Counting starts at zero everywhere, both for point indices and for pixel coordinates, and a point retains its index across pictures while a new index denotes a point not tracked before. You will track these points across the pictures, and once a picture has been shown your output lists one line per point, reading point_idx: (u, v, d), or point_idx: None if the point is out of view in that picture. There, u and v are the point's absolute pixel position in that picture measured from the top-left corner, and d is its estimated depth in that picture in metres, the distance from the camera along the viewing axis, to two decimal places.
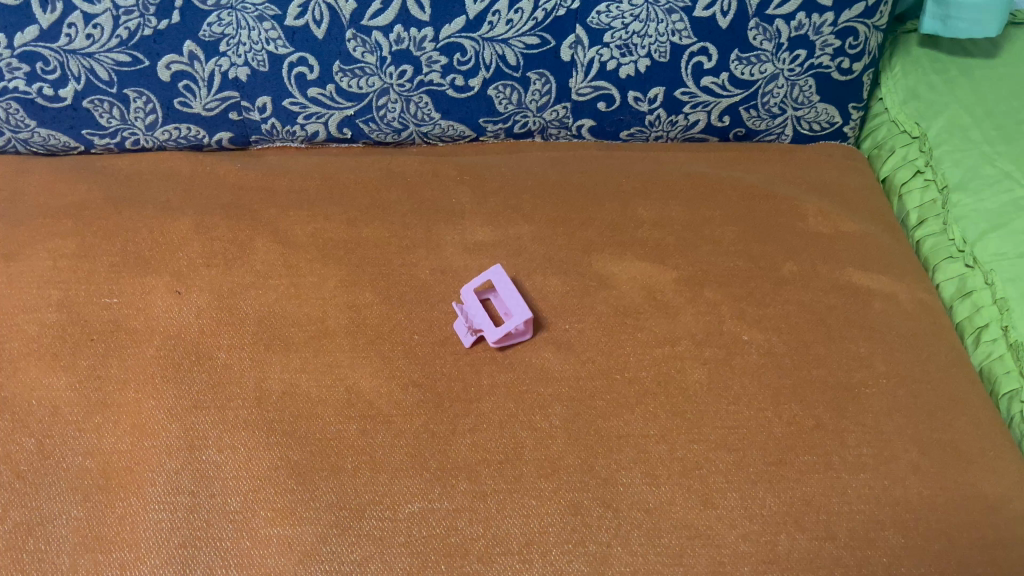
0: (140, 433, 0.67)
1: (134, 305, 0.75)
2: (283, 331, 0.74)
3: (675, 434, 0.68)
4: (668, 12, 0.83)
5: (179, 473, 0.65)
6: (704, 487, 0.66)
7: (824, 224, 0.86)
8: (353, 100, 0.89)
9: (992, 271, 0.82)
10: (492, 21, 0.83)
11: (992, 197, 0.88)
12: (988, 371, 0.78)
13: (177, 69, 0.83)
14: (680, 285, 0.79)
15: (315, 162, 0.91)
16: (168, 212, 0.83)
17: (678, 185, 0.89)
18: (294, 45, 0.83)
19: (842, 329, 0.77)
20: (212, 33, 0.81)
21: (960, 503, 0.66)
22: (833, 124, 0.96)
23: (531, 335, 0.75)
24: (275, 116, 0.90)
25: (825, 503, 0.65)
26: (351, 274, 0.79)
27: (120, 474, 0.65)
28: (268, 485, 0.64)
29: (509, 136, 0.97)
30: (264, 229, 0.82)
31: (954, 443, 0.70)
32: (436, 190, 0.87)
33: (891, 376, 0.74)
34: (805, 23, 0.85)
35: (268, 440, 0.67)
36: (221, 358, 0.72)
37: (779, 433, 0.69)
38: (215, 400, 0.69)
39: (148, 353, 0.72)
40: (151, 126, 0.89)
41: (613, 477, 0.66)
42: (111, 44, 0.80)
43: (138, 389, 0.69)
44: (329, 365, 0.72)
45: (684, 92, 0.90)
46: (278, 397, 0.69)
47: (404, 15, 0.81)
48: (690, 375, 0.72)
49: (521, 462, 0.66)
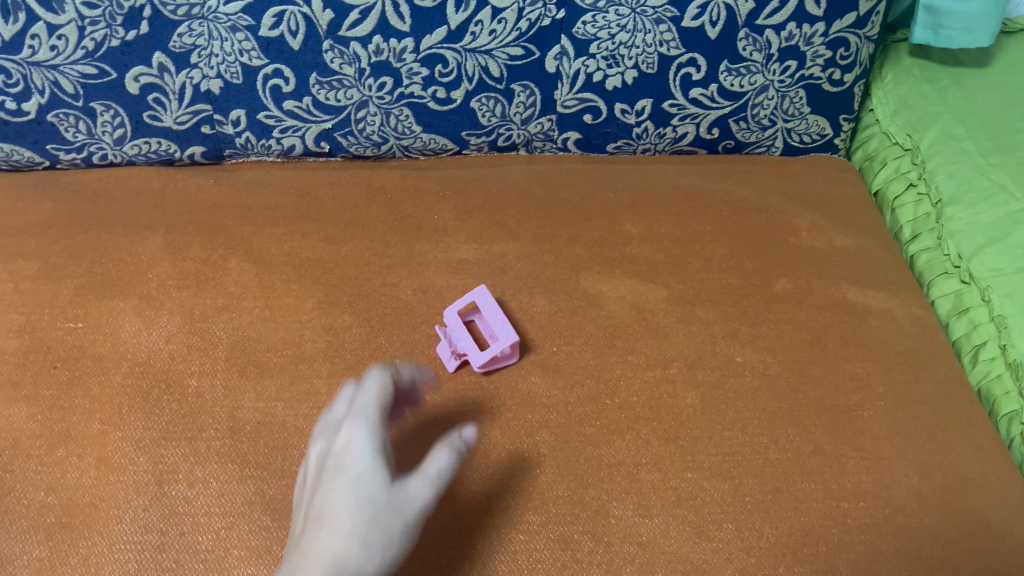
0: (106, 468, 0.63)
1: (101, 329, 0.71)
2: (258, 356, 0.71)
3: (668, 462, 0.66)
4: (656, 22, 0.80)
5: (148, 509, 0.61)
6: (699, 518, 0.63)
7: (817, 239, 0.84)
8: (331, 113, 0.86)
9: (989, 287, 0.80)
10: (474, 32, 0.80)
11: (988, 210, 0.85)
12: (987, 390, 0.76)
13: (146, 81, 0.80)
14: (670, 304, 0.77)
15: (291, 177, 0.87)
16: (137, 231, 0.79)
17: (667, 200, 0.87)
18: (269, 57, 0.80)
19: (838, 349, 0.74)
20: (182, 44, 0.78)
21: (964, 530, 0.63)
22: (824, 136, 0.94)
23: (518, 358, 0.72)
24: (249, 130, 0.87)
25: (824, 534, 0.63)
26: (329, 295, 0.75)
27: (84, 511, 0.61)
28: (242, 522, 0.61)
29: (493, 149, 0.94)
30: (238, 249, 0.79)
31: (955, 467, 0.67)
32: (417, 206, 0.84)
33: (890, 398, 0.71)
34: (796, 33, 0.82)
35: (242, 473, 0.63)
36: (192, 386, 0.68)
37: (776, 459, 0.66)
38: (186, 431, 0.65)
39: (115, 381, 0.68)
40: (119, 140, 0.86)
41: (604, 509, 0.63)
42: (77, 56, 0.77)
43: (104, 420, 0.66)
44: (307, 392, 0.68)
45: (672, 104, 0.88)
46: (252, 427, 0.66)
47: (383, 26, 0.78)
48: (683, 400, 0.70)
49: (509, 494, 0.63)
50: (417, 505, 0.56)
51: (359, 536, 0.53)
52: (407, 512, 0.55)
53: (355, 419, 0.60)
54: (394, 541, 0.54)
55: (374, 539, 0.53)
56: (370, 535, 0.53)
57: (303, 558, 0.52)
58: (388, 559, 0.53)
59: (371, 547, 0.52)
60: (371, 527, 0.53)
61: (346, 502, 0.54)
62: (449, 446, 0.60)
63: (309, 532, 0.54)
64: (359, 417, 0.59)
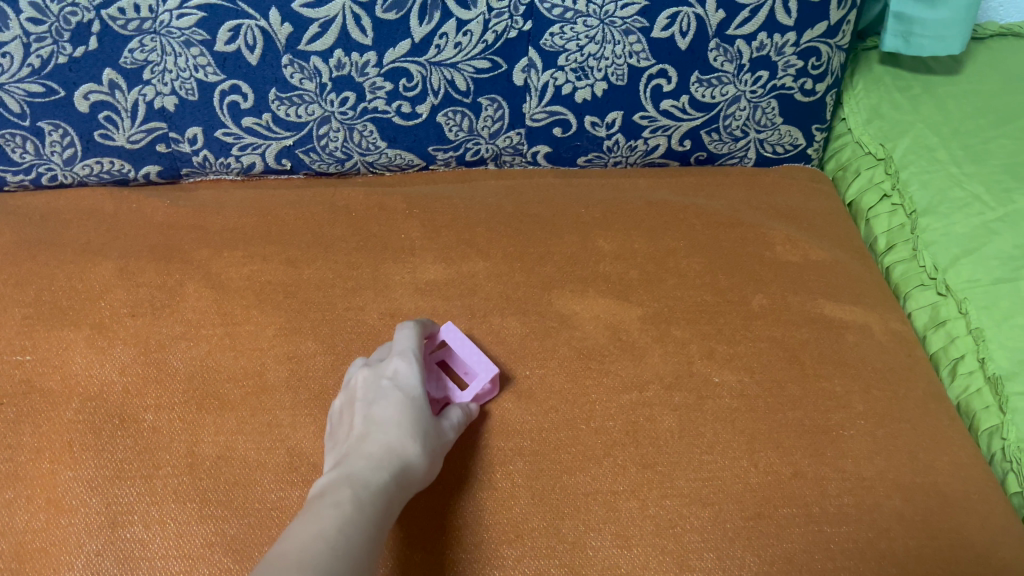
0: (55, 510, 0.60)
1: (50, 362, 0.68)
2: (218, 387, 0.67)
3: (646, 489, 0.64)
4: (625, 33, 0.79)
5: (101, 554, 0.58)
6: (679, 548, 0.60)
7: (792, 252, 0.83)
8: (292, 129, 0.83)
9: (966, 299, 0.79)
10: (439, 44, 0.77)
11: (962, 220, 0.84)
12: (966, 405, 0.75)
13: (97, 99, 0.77)
14: (645, 323, 0.75)
15: (252, 197, 0.84)
16: (90, 256, 0.76)
17: (640, 213, 0.85)
18: (225, 72, 0.77)
19: (817, 367, 0.73)
20: (134, 60, 0.75)
21: (949, 553, 0.62)
22: (796, 147, 0.93)
23: (498, 392, 0.68)
24: (207, 148, 0.84)
25: (808, 560, 0.61)
26: (292, 321, 0.73)
27: (32, 557, 0.57)
28: (201, 565, 0.58)
29: (461, 164, 0.92)
30: (196, 273, 0.76)
31: (937, 487, 0.66)
32: (383, 224, 0.82)
33: (870, 416, 0.70)
34: (767, 43, 0.81)
35: (201, 512, 0.60)
36: (148, 421, 0.65)
37: (756, 483, 0.64)
38: (141, 469, 0.62)
39: (65, 417, 0.65)
40: (70, 160, 0.82)
41: (581, 541, 0.61)
42: (23, 74, 0.73)
43: (53, 460, 0.62)
44: (269, 424, 0.65)
45: (643, 116, 0.86)
46: (211, 463, 0.63)
47: (344, 39, 0.76)
48: (660, 424, 0.68)
49: (482, 528, 0.61)
50: (452, 439, 0.61)
51: (419, 440, 0.57)
52: (444, 442, 0.60)
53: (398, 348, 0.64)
54: (437, 459, 0.58)
55: (427, 447, 0.57)
56: (425, 443, 0.57)
57: (362, 446, 0.55)
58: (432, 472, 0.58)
59: (426, 455, 0.57)
60: (425, 437, 0.58)
61: (405, 410, 0.59)
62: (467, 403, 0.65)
63: (367, 427, 0.57)
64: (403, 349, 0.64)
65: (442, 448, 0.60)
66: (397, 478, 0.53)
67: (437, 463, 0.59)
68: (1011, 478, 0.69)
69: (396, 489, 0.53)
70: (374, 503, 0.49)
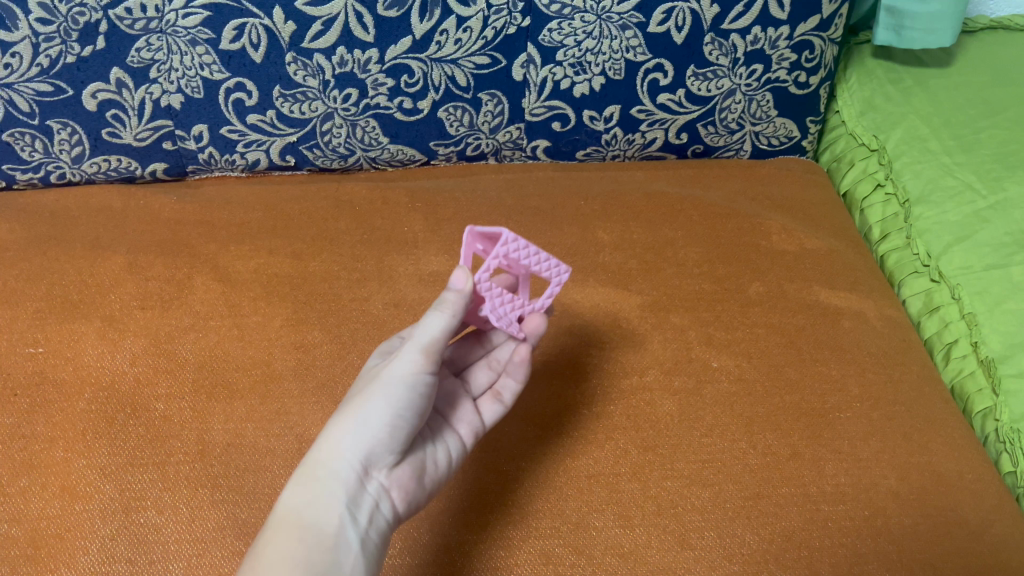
0: (70, 497, 0.61)
1: (61, 354, 0.69)
2: (227, 377, 0.69)
3: (647, 471, 0.65)
4: (622, 28, 0.80)
5: (116, 538, 0.59)
6: (680, 528, 0.62)
7: (788, 241, 0.84)
8: (296, 126, 0.85)
9: (959, 285, 0.80)
10: (439, 41, 0.79)
11: (955, 208, 0.86)
12: (960, 388, 0.76)
13: (104, 98, 0.78)
14: (645, 311, 0.76)
15: (257, 193, 0.86)
16: (100, 252, 0.77)
17: (638, 205, 0.87)
18: (230, 70, 0.79)
19: (813, 352, 0.74)
20: (141, 59, 0.76)
21: (943, 530, 0.63)
22: (792, 139, 0.95)
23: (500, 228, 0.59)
24: (212, 145, 0.85)
25: (806, 538, 0.62)
26: (298, 312, 0.74)
27: (48, 542, 0.58)
28: (214, 548, 0.59)
29: (462, 158, 0.93)
30: (203, 267, 0.77)
31: (931, 467, 0.67)
32: (387, 218, 0.84)
33: (866, 399, 0.71)
34: (761, 37, 0.83)
35: (213, 497, 0.62)
36: (159, 410, 0.66)
37: (755, 464, 0.66)
38: (153, 456, 0.64)
39: (77, 407, 0.66)
40: (78, 158, 0.83)
41: (584, 521, 0.62)
42: (32, 73, 0.75)
43: (67, 448, 0.63)
44: (278, 412, 0.67)
45: (640, 110, 0.88)
46: (222, 449, 0.64)
47: (347, 36, 0.77)
48: (661, 407, 0.69)
49: (487, 510, 0.62)
50: (397, 366, 0.55)
51: (339, 412, 0.56)
52: (386, 377, 0.55)
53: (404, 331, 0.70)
54: (367, 408, 0.54)
55: (348, 412, 0.55)
56: (345, 408, 0.55)
57: None
58: (371, 424, 0.54)
59: (346, 420, 0.55)
60: (346, 404, 0.56)
61: (353, 391, 0.59)
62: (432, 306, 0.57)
63: None
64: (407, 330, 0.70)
65: (374, 389, 0.55)
66: (308, 471, 0.54)
67: (372, 411, 0.54)
68: (1005, 458, 0.70)
69: (306, 482, 0.53)
70: (267, 523, 0.52)
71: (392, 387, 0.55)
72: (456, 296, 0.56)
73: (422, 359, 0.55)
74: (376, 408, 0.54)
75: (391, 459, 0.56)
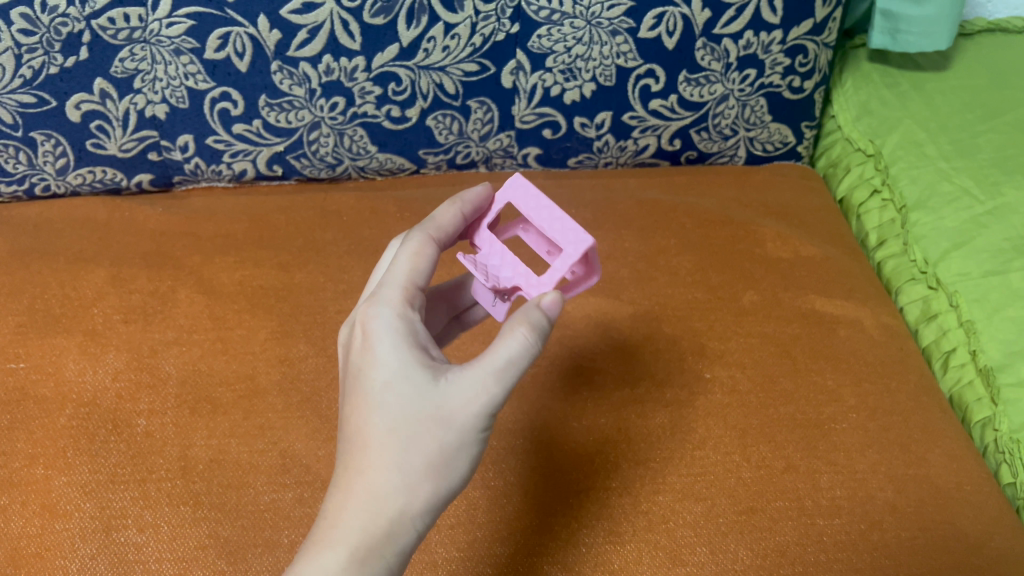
0: (50, 515, 0.59)
1: (43, 369, 0.68)
2: (211, 392, 0.68)
3: (638, 486, 0.63)
4: (612, 34, 0.79)
5: (96, 558, 0.58)
6: (672, 544, 0.60)
7: (783, 248, 0.83)
8: (282, 135, 0.84)
9: (957, 293, 0.79)
10: (427, 48, 0.78)
11: (952, 214, 0.84)
12: (959, 398, 0.75)
13: (88, 109, 0.77)
14: (636, 320, 0.75)
15: (245, 204, 0.85)
16: (85, 265, 0.76)
17: (631, 212, 0.86)
18: (215, 80, 0.78)
19: (808, 362, 0.73)
20: (125, 69, 0.75)
21: (940, 545, 0.62)
22: (787, 144, 0.93)
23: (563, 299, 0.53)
24: (198, 155, 0.84)
25: (800, 554, 0.60)
26: (283, 324, 0.73)
27: (28, 562, 0.57)
28: (196, 566, 0.58)
29: (452, 167, 0.92)
30: (188, 279, 0.76)
31: (929, 478, 0.66)
32: (375, 228, 0.83)
33: (862, 409, 0.70)
34: (753, 41, 0.82)
35: (195, 515, 0.60)
36: (141, 426, 0.65)
37: (749, 477, 0.64)
38: (135, 473, 0.62)
39: (58, 423, 0.65)
40: (62, 170, 0.82)
41: (574, 537, 0.61)
42: (15, 85, 0.74)
43: (47, 465, 0.62)
44: (262, 427, 0.66)
45: (632, 116, 0.87)
46: (205, 466, 0.63)
47: (333, 44, 0.76)
48: (652, 420, 0.68)
49: (475, 526, 0.61)
50: (484, 415, 0.49)
51: (398, 467, 0.48)
52: (470, 427, 0.49)
53: (403, 284, 0.54)
54: (449, 466, 0.49)
55: (421, 474, 0.48)
56: (413, 469, 0.48)
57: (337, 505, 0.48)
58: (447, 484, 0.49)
59: (421, 483, 0.48)
60: (414, 457, 0.48)
61: (384, 424, 0.49)
62: (506, 330, 0.50)
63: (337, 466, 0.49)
64: (403, 283, 0.54)
65: (459, 440, 0.49)
66: (371, 549, 0.47)
67: (453, 469, 0.49)
68: (1005, 468, 0.69)
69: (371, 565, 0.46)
70: None
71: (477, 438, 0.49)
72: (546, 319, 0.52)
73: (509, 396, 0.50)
74: (458, 462, 0.49)
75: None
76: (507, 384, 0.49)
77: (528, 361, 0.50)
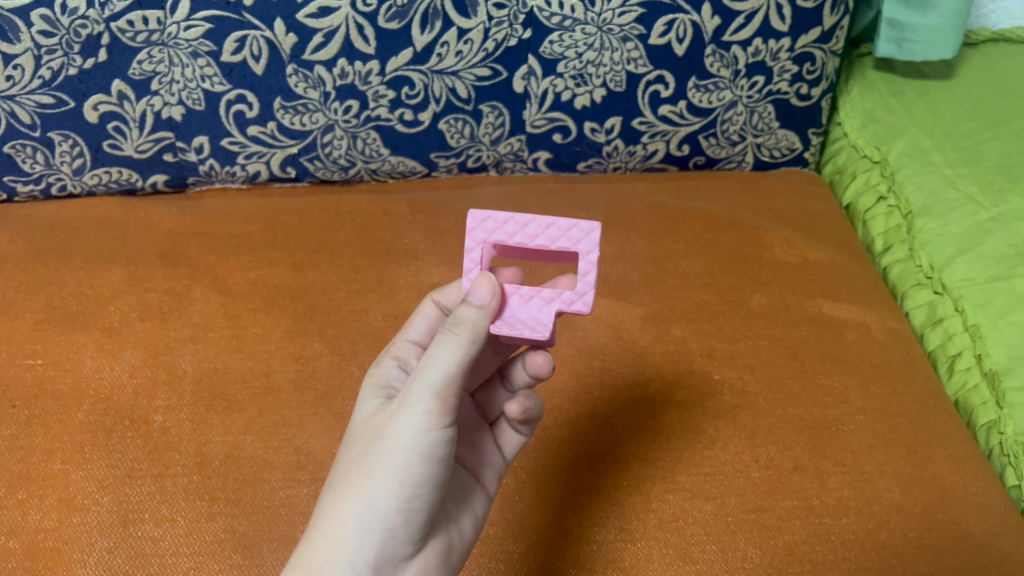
0: (67, 509, 0.60)
1: (60, 365, 0.69)
2: (226, 389, 0.68)
3: (649, 485, 0.64)
4: (623, 40, 0.81)
5: (113, 551, 0.58)
6: (682, 541, 0.61)
7: (791, 253, 0.84)
8: (297, 137, 0.85)
9: (962, 297, 0.79)
10: (440, 53, 0.79)
11: (957, 220, 0.85)
12: (964, 401, 0.76)
13: (105, 110, 0.78)
14: (646, 322, 0.76)
15: (258, 205, 0.86)
16: (101, 264, 0.77)
17: (641, 216, 0.87)
18: (231, 82, 0.79)
19: (815, 364, 0.74)
20: (142, 71, 0.76)
21: (946, 545, 0.62)
22: (794, 150, 0.94)
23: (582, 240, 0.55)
24: (213, 157, 0.85)
25: (809, 553, 0.61)
26: (297, 323, 0.74)
27: (46, 555, 0.58)
28: (211, 561, 0.58)
29: (463, 171, 0.93)
30: (204, 278, 0.77)
31: (935, 480, 0.66)
32: (387, 229, 0.84)
33: (869, 411, 0.71)
34: (762, 49, 0.83)
35: (210, 510, 0.61)
36: (158, 422, 0.66)
37: (757, 477, 0.65)
38: (151, 468, 0.63)
39: (76, 418, 0.65)
40: (79, 170, 0.83)
41: (586, 535, 0.62)
42: (34, 85, 0.75)
43: (65, 460, 0.63)
44: (277, 424, 0.66)
45: (641, 122, 0.88)
46: (221, 461, 0.64)
47: (348, 48, 0.78)
48: (662, 420, 0.69)
49: (487, 523, 0.62)
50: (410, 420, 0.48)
51: (344, 479, 0.49)
52: (397, 433, 0.48)
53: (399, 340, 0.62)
54: (373, 478, 0.48)
55: (348, 484, 0.49)
56: (347, 479, 0.49)
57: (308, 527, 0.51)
58: (378, 498, 0.48)
59: (357, 501, 0.48)
60: (353, 471, 0.49)
61: (345, 455, 0.51)
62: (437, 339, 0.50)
63: None
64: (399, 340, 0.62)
65: (386, 450, 0.48)
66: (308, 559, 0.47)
67: (378, 481, 0.48)
68: (1010, 471, 0.69)
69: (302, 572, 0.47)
70: None
71: (407, 450, 0.48)
72: (479, 312, 0.50)
73: (433, 407, 0.48)
74: (387, 473, 0.48)
75: (409, 547, 0.50)
76: (432, 391, 0.48)
77: (458, 366, 0.48)
